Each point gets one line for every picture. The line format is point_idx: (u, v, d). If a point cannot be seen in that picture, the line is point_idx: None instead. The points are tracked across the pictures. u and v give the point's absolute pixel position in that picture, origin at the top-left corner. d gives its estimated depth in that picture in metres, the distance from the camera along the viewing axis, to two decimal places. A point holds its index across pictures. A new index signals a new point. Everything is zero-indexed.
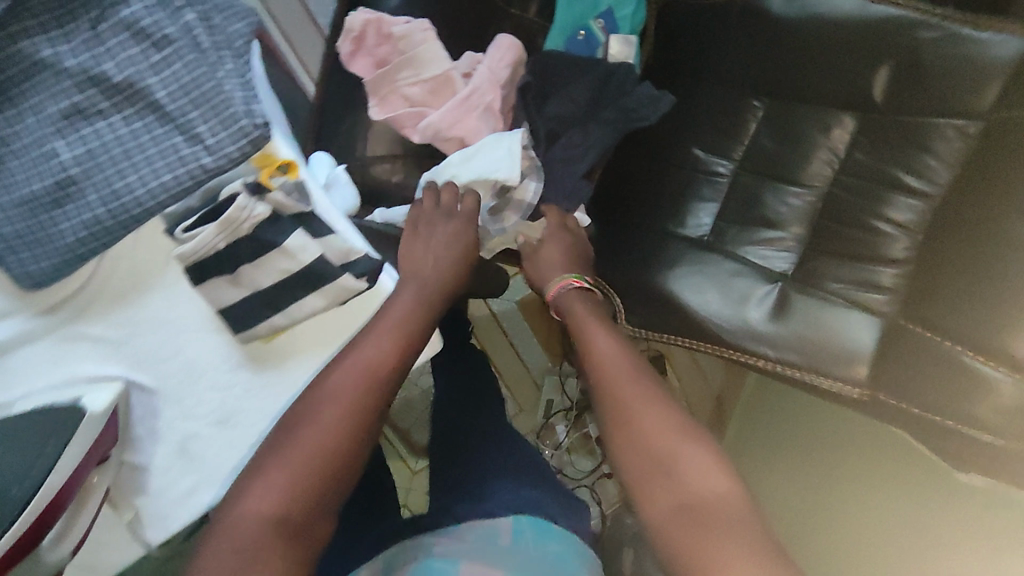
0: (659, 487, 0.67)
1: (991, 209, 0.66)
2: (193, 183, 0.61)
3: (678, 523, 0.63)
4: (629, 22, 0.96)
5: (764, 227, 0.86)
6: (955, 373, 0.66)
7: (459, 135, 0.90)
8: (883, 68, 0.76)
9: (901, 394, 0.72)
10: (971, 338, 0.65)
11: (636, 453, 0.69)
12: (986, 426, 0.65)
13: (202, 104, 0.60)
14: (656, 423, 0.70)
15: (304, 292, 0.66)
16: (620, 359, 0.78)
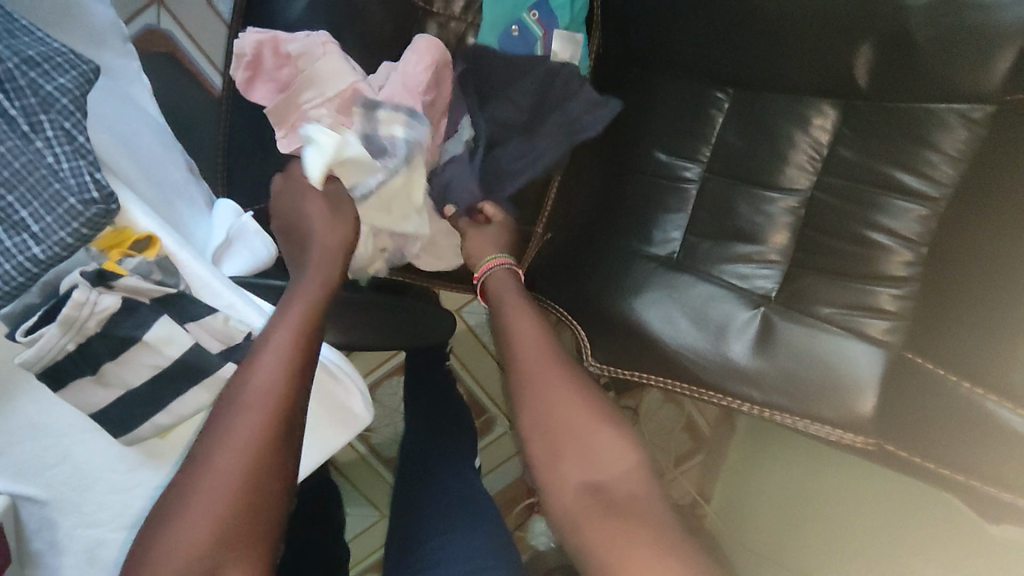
0: (565, 467, 0.58)
1: (1006, 223, 0.56)
2: (26, 278, 0.51)
3: (592, 515, 0.55)
4: (567, 12, 0.83)
5: (739, 241, 0.74)
6: (965, 420, 0.56)
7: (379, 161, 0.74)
8: (866, 47, 0.62)
9: (907, 441, 0.61)
10: (991, 374, 0.55)
11: (537, 430, 0.60)
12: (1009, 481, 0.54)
13: (18, 185, 0.50)
14: (560, 400, 0.61)
15: (187, 383, 0.57)
16: (534, 345, 0.67)
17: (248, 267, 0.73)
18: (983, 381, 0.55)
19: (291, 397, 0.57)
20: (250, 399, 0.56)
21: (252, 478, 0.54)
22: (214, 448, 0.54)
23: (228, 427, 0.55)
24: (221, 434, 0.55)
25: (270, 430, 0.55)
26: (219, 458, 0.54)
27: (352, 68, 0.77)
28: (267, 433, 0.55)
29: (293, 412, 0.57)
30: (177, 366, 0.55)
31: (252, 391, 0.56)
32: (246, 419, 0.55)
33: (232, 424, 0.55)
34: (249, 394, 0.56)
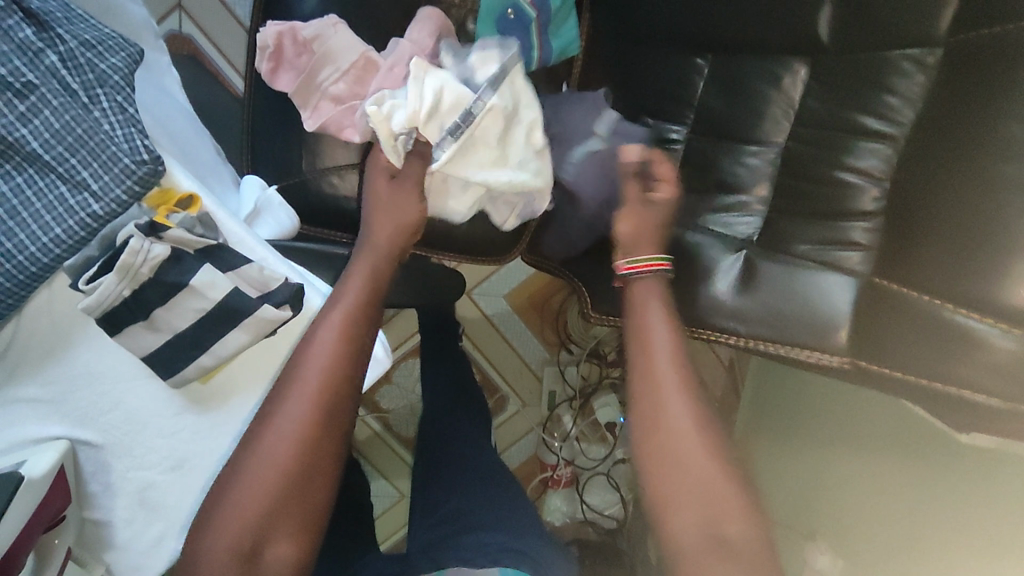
0: (687, 512, 0.59)
1: (953, 155, 0.60)
2: (87, 233, 0.58)
3: (705, 554, 0.57)
4: None
5: (724, 192, 0.80)
6: (939, 332, 0.59)
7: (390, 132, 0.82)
8: (827, 7, 0.69)
9: (880, 357, 0.65)
10: (953, 292, 0.58)
11: (667, 476, 0.60)
12: (979, 386, 0.57)
13: (79, 149, 0.58)
14: (695, 447, 0.61)
15: (224, 329, 0.63)
16: (671, 380, 0.64)
17: (275, 234, 0.81)
18: (951, 297, 0.58)
19: (341, 378, 0.64)
20: (304, 381, 0.63)
21: (304, 427, 0.62)
22: (275, 409, 0.63)
23: (287, 397, 0.63)
24: (281, 400, 0.63)
25: (322, 403, 0.63)
26: (280, 414, 0.62)
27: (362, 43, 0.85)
28: (319, 406, 0.63)
29: (342, 387, 0.64)
30: (217, 311, 0.62)
31: (306, 375, 0.63)
32: (302, 394, 0.63)
33: (295, 403, 0.62)
34: (304, 374, 0.63)
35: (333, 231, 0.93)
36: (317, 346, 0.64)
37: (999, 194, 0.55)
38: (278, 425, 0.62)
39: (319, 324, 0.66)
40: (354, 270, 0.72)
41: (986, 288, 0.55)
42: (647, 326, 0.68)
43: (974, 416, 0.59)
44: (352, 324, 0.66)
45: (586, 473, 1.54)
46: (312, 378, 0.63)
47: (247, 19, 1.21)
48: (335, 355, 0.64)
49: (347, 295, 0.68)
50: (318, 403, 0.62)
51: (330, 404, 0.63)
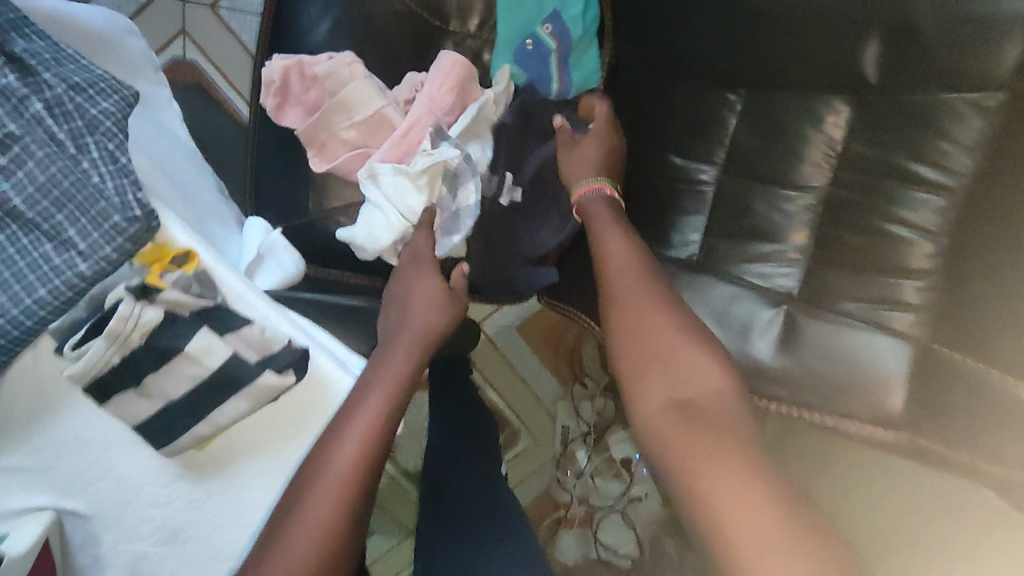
0: (658, 383, 0.63)
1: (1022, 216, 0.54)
2: (74, 293, 0.53)
3: (675, 429, 0.59)
4: (579, 23, 0.85)
5: (757, 239, 0.74)
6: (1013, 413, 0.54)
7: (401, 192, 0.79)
8: (873, 41, 0.63)
9: (940, 435, 0.60)
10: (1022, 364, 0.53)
11: (633, 357, 0.66)
12: None
13: (66, 204, 0.53)
14: (659, 327, 0.66)
15: (222, 396, 0.58)
16: (628, 268, 0.72)
17: (278, 282, 0.74)
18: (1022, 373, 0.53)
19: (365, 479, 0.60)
20: (331, 468, 0.59)
21: (328, 524, 0.57)
22: (297, 500, 0.58)
23: (308, 494, 0.58)
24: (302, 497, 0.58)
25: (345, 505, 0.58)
26: (304, 513, 0.58)
27: (378, 87, 0.82)
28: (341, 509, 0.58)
29: (364, 488, 0.60)
30: (215, 377, 0.57)
31: (331, 464, 0.59)
32: (323, 493, 0.58)
33: (317, 495, 0.58)
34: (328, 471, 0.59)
35: (335, 271, 0.86)
36: (345, 440, 0.60)
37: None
38: (297, 527, 0.57)
39: (347, 414, 0.61)
40: (386, 355, 0.69)
41: None
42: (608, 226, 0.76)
43: None
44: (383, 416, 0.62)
45: (601, 511, 1.47)
46: (338, 467, 0.59)
47: (252, 44, 1.17)
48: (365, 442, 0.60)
49: (380, 381, 0.65)
50: (344, 498, 0.58)
51: (350, 506, 0.59)
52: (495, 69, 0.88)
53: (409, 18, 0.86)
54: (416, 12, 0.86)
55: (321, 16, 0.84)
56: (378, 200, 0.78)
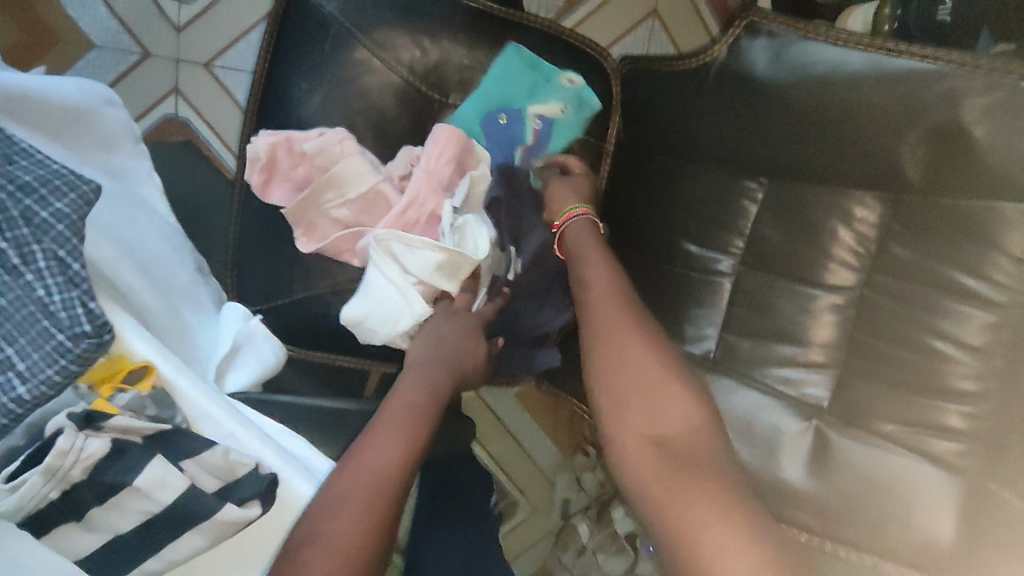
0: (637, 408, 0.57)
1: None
2: (9, 420, 0.47)
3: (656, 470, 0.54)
4: (562, 129, 0.83)
5: (781, 341, 0.68)
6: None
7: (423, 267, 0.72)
8: (911, 142, 0.58)
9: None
10: None
11: (606, 374, 0.60)
12: None
13: (4, 321, 0.47)
14: (638, 348, 0.60)
15: (176, 532, 0.51)
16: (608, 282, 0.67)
17: (255, 376, 0.68)
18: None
19: (397, 487, 0.54)
20: (360, 471, 0.54)
21: (361, 522, 0.51)
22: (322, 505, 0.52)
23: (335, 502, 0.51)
24: (327, 507, 0.51)
25: (377, 512, 0.52)
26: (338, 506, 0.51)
27: (372, 166, 0.77)
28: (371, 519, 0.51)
29: (399, 491, 0.54)
30: (167, 512, 0.50)
31: (361, 469, 0.54)
32: (359, 493, 0.52)
33: (350, 491, 0.52)
34: (358, 478, 0.53)
35: (326, 352, 0.81)
36: (372, 452, 0.56)
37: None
38: (324, 536, 0.49)
39: (374, 430, 0.58)
40: (405, 384, 0.65)
41: None
42: (585, 245, 0.71)
43: None
44: (415, 427, 0.59)
45: None
46: (369, 470, 0.54)
47: (245, 103, 1.13)
48: (396, 449, 0.56)
49: (406, 398, 0.63)
50: (379, 497, 0.53)
51: (383, 510, 0.52)
52: (456, 113, 0.81)
53: (405, 91, 0.81)
54: (413, 85, 0.81)
55: (312, 89, 0.79)
56: (394, 277, 0.72)
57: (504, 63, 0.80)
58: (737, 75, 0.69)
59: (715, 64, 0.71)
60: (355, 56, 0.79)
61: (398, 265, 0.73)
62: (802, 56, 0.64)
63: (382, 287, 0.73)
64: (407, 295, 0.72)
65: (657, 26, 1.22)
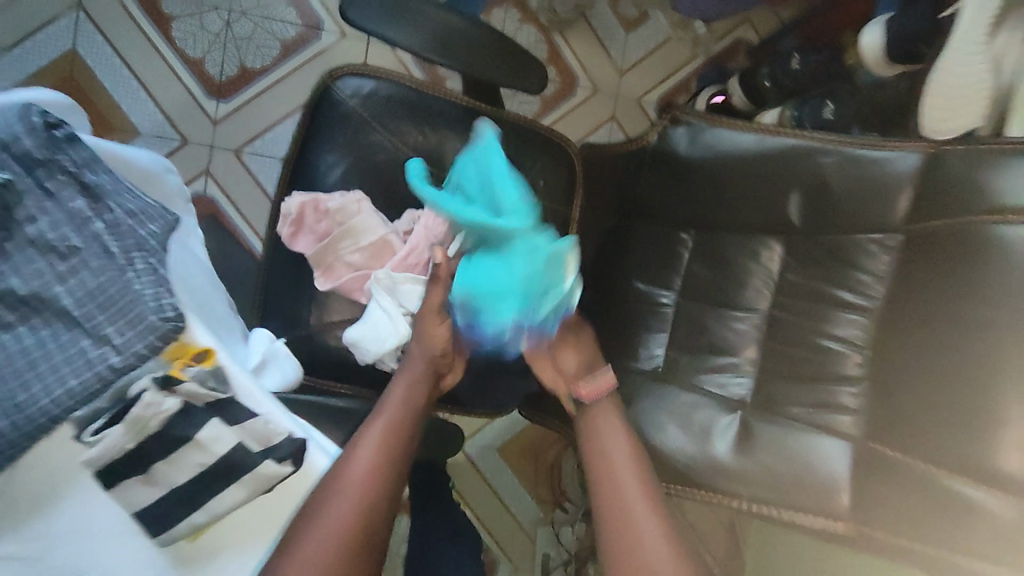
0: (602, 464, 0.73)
1: (914, 337, 0.65)
2: (102, 384, 0.60)
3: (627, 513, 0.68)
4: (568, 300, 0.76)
5: (715, 353, 0.83)
6: (940, 501, 0.59)
7: (412, 295, 0.87)
8: (794, 196, 0.77)
9: (891, 525, 0.62)
10: (958, 459, 0.58)
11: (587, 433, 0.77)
12: (988, 556, 0.56)
13: (109, 307, 0.61)
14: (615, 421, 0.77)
15: (223, 485, 0.62)
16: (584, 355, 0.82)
17: (279, 387, 0.81)
18: (946, 462, 0.59)
19: (382, 479, 0.69)
20: (349, 467, 0.68)
21: (354, 511, 0.65)
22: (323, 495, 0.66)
23: (332, 494, 0.66)
24: (326, 493, 0.66)
25: (367, 502, 0.66)
26: (333, 495, 0.66)
27: (382, 221, 0.93)
28: (363, 507, 0.66)
29: (384, 482, 0.69)
30: (216, 465, 0.62)
31: (345, 467, 0.68)
32: (348, 485, 0.67)
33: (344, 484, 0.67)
34: (349, 475, 0.67)
35: (328, 376, 0.93)
36: (361, 452, 0.70)
37: (988, 369, 0.58)
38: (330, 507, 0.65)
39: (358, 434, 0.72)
40: (391, 390, 0.79)
41: (1001, 462, 0.55)
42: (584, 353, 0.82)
43: None
44: (392, 429, 0.74)
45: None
46: (357, 464, 0.68)
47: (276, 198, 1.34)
48: (375, 449, 0.71)
49: (388, 406, 0.77)
50: (368, 486, 0.67)
51: (371, 498, 0.67)
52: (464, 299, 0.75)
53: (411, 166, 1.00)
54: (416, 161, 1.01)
55: (335, 163, 0.99)
56: (388, 305, 0.86)
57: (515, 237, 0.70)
58: (667, 154, 0.89)
59: (649, 145, 0.93)
60: (371, 139, 1.00)
61: (392, 297, 0.87)
62: (712, 138, 0.84)
63: (376, 311, 0.87)
64: (394, 317, 0.86)
65: (615, 128, 1.49)
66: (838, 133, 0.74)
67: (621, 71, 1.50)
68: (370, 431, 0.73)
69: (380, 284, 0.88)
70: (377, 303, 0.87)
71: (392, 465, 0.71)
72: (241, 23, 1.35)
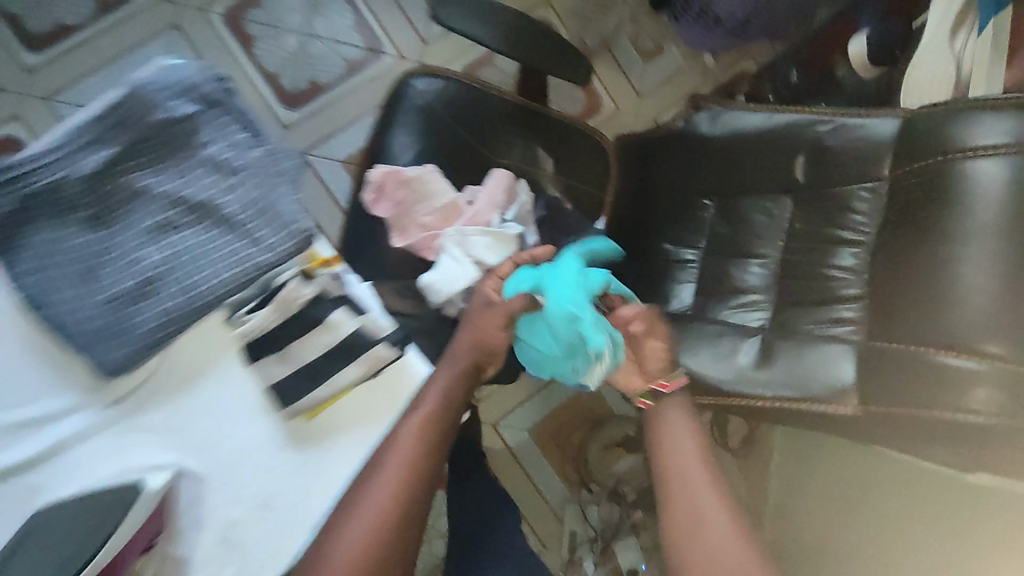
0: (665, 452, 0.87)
1: (903, 253, 0.79)
2: (254, 276, 0.75)
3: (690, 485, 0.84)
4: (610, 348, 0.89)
5: (737, 293, 0.98)
6: (932, 374, 0.71)
7: (478, 246, 1.03)
8: (800, 158, 0.94)
9: (887, 397, 0.76)
10: (942, 339, 0.72)
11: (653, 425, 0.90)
12: (972, 409, 0.68)
13: (262, 215, 0.76)
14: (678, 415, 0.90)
15: (343, 363, 0.77)
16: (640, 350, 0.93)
17: None
18: (933, 342, 0.72)
19: (410, 485, 0.80)
20: (382, 470, 0.79)
21: (383, 512, 0.77)
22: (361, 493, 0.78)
23: (366, 492, 0.78)
24: (363, 492, 0.78)
25: (396, 502, 0.78)
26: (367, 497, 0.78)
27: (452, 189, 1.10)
28: (394, 506, 0.78)
29: (412, 484, 0.80)
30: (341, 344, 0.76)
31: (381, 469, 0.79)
32: (379, 491, 0.78)
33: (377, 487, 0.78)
34: (380, 478, 0.78)
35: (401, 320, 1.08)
36: (392, 454, 0.80)
37: (960, 269, 0.72)
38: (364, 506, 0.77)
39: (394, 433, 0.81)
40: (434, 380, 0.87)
41: (977, 341, 0.69)
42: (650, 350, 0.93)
43: (978, 428, 0.68)
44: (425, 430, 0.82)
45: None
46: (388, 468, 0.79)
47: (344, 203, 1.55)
48: (408, 451, 0.81)
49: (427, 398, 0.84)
50: (397, 491, 0.78)
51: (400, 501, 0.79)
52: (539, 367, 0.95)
53: (471, 150, 1.18)
54: (477, 146, 1.18)
55: (408, 146, 1.17)
56: (457, 254, 1.03)
57: (574, 345, 0.88)
58: (692, 134, 1.05)
59: (673, 129, 1.09)
60: (438, 125, 1.17)
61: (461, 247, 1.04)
62: (732, 119, 1.01)
63: (447, 260, 1.04)
64: (464, 264, 1.03)
65: None
66: (833, 108, 0.91)
67: (640, 93, 1.71)
68: (404, 431, 0.81)
69: (451, 237, 1.05)
70: (448, 252, 1.04)
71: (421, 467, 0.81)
72: (314, 44, 1.56)
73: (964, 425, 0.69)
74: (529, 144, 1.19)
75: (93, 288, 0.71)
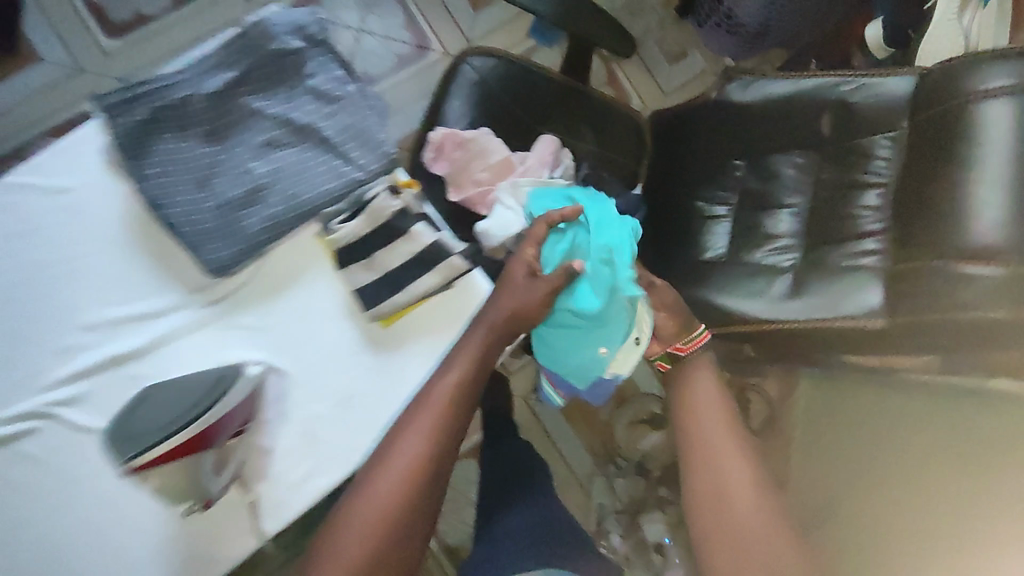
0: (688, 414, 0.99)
1: (924, 184, 0.88)
2: (346, 190, 0.86)
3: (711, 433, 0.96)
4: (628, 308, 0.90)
5: (768, 239, 1.09)
6: (952, 281, 0.79)
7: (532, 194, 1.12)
8: (825, 115, 1.04)
9: (911, 309, 0.84)
10: (960, 250, 0.80)
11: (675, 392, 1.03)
12: (988, 307, 0.76)
13: (355, 139, 0.88)
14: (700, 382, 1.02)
15: (420, 272, 0.86)
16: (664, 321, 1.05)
17: None
18: (954, 255, 0.80)
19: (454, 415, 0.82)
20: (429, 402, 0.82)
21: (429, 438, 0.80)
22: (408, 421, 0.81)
23: (413, 421, 0.81)
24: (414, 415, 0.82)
25: (440, 433, 0.81)
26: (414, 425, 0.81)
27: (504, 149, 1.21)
28: (438, 436, 0.81)
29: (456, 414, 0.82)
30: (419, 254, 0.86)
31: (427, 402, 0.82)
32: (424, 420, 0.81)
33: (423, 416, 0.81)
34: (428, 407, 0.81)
35: None
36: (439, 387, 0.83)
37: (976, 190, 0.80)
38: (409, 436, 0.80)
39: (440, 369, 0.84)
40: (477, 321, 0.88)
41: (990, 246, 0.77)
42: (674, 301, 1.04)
43: (994, 324, 0.76)
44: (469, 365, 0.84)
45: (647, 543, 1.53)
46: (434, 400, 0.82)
47: None
48: (454, 381, 0.83)
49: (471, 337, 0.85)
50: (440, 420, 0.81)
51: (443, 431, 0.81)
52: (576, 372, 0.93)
53: (520, 120, 1.29)
54: (524, 116, 1.29)
55: (463, 114, 1.28)
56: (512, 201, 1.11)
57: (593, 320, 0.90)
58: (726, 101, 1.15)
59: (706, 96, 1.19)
60: (490, 97, 1.29)
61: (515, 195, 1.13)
62: (763, 84, 1.10)
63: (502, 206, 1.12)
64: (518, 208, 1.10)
65: None
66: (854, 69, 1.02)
67: (666, 92, 1.84)
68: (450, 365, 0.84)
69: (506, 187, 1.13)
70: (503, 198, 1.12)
71: (466, 398, 0.83)
72: (367, 39, 1.70)
73: (983, 323, 0.77)
74: (572, 116, 1.30)
75: (209, 193, 0.85)
